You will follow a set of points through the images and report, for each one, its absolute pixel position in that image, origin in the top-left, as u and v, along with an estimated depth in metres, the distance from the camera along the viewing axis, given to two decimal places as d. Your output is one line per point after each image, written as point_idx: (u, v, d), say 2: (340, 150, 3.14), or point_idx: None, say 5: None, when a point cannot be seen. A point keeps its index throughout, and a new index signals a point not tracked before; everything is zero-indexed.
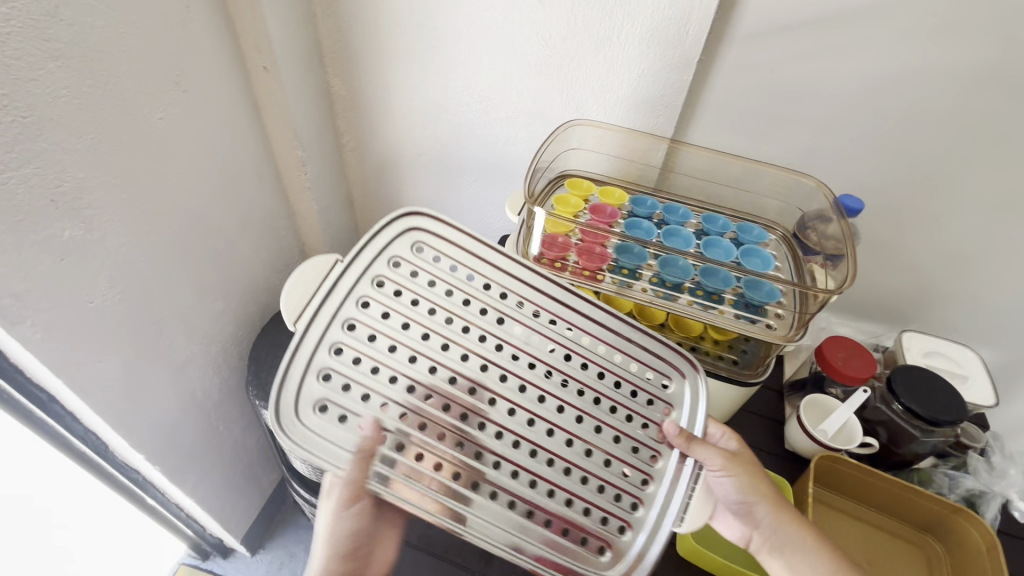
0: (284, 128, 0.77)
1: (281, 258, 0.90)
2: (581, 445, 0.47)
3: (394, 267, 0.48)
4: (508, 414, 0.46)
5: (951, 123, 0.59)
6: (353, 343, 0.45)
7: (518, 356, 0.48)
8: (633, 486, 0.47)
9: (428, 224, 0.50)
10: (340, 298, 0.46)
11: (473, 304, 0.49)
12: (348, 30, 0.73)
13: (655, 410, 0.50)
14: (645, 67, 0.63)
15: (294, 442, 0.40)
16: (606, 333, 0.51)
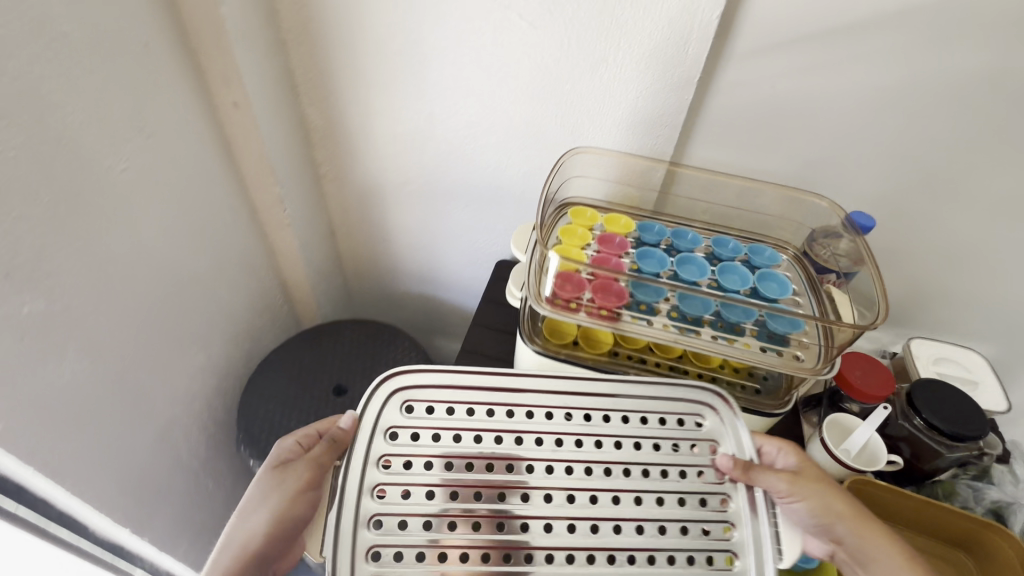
0: (261, 164, 0.72)
1: (262, 299, 0.84)
2: (652, 525, 0.44)
3: (393, 439, 0.46)
4: (570, 531, 0.43)
5: (951, 131, 0.59)
6: (388, 519, 0.42)
7: (551, 466, 0.45)
8: (719, 541, 0.43)
9: (409, 381, 0.48)
10: (353, 489, 0.43)
11: (485, 437, 0.46)
12: (323, 58, 0.69)
13: (701, 453, 0.47)
14: (643, 88, 0.60)
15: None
16: (622, 403, 0.49)
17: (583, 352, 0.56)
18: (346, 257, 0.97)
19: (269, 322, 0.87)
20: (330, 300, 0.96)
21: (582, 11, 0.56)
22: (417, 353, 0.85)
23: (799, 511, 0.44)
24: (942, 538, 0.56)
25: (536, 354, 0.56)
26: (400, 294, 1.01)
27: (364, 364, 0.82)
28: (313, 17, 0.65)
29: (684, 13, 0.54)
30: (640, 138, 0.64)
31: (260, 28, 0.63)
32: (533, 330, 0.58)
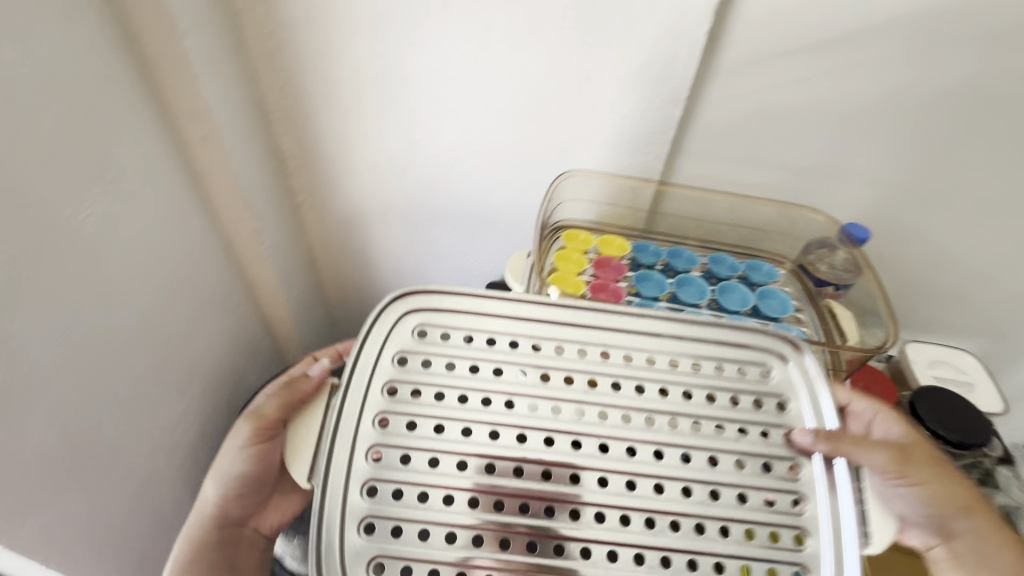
0: (234, 198, 0.68)
1: (242, 336, 0.81)
2: (700, 492, 0.39)
3: (402, 365, 0.42)
4: (602, 488, 0.38)
5: (935, 137, 0.60)
6: (382, 487, 0.38)
7: (583, 408, 0.41)
8: (789, 517, 0.39)
9: (424, 301, 0.44)
10: (352, 414, 0.40)
11: (506, 372, 0.42)
12: (295, 85, 0.66)
13: (768, 411, 0.43)
14: (631, 106, 0.59)
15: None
16: (662, 342, 0.44)
17: None
18: (328, 285, 0.93)
19: (250, 358, 0.84)
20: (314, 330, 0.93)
21: (566, 31, 0.54)
22: None
23: (902, 496, 0.40)
24: None
25: None
26: None
27: None
28: (284, 44, 0.62)
29: (670, 31, 0.52)
30: (629, 156, 0.63)
31: (228, 58, 0.60)
32: None
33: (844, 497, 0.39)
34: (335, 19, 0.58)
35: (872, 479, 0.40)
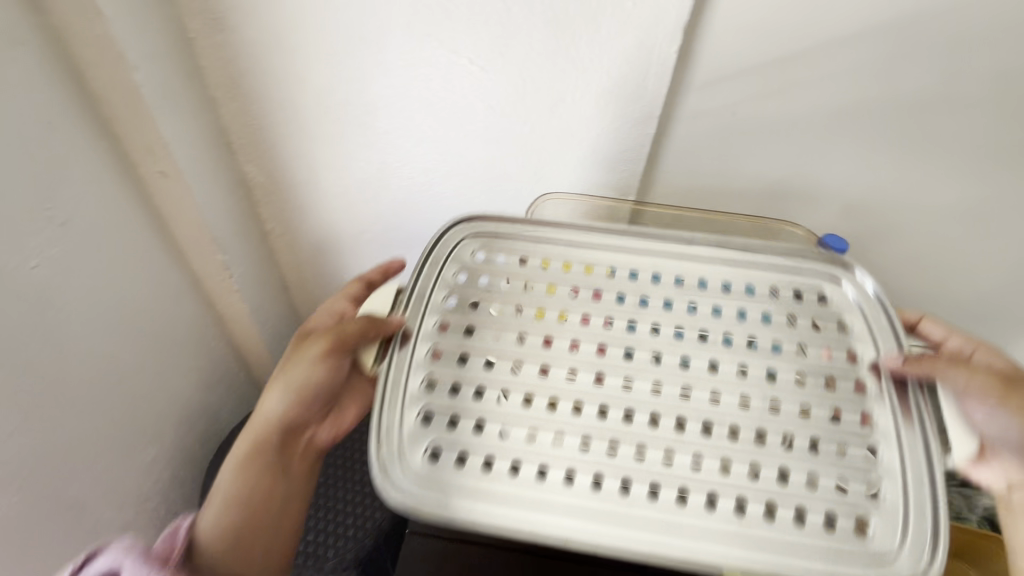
0: (198, 233, 0.65)
1: (215, 372, 0.78)
2: (757, 401, 0.41)
3: (456, 279, 0.50)
4: (654, 395, 0.42)
5: (904, 145, 0.60)
6: (440, 381, 0.44)
7: (637, 321, 0.45)
8: (868, 434, 0.41)
9: (484, 223, 0.52)
10: (417, 312, 0.47)
11: (558, 288, 0.48)
12: (258, 112, 0.63)
13: (829, 326, 0.46)
14: (604, 124, 0.58)
15: (415, 496, 0.39)
16: (722, 265, 0.49)
17: None
18: (303, 312, 0.91)
19: (224, 394, 0.81)
20: None
21: (535, 51, 0.53)
22: None
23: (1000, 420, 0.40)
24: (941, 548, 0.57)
25: None
26: None
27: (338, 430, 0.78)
28: (242, 71, 0.59)
29: (640, 49, 0.52)
30: (605, 173, 0.63)
31: (184, 88, 0.57)
32: None
33: (918, 412, 0.42)
34: (294, 43, 0.56)
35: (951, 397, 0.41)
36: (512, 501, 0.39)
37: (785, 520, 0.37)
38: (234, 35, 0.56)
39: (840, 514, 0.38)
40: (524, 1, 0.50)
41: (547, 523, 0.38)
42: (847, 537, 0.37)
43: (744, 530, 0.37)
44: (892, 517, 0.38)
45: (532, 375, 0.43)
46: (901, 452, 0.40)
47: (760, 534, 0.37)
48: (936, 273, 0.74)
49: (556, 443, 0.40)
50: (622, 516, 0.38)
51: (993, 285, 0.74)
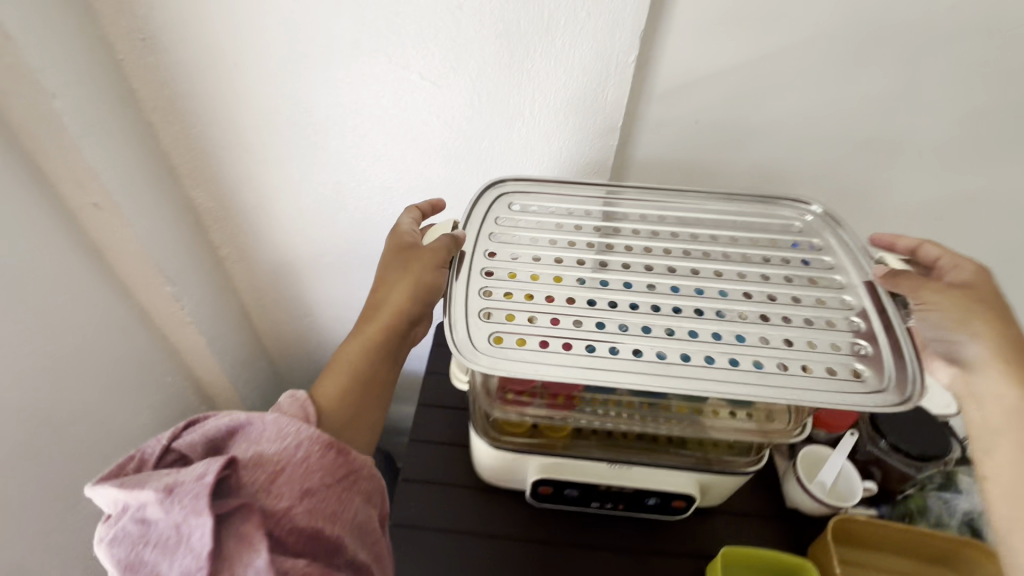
0: (141, 265, 0.61)
1: (171, 409, 0.73)
2: (760, 294, 0.45)
3: (500, 223, 0.51)
4: (675, 293, 0.45)
5: (868, 147, 0.59)
6: (495, 289, 0.45)
7: (651, 248, 0.49)
8: (842, 308, 0.44)
9: (511, 187, 0.54)
10: (469, 241, 0.49)
11: (584, 226, 0.51)
12: (200, 135, 0.59)
13: (816, 243, 0.50)
14: (565, 137, 0.56)
15: (487, 364, 0.40)
16: (718, 213, 0.52)
17: (542, 440, 0.52)
18: (267, 338, 0.87)
19: None
20: (257, 388, 0.86)
21: (489, 65, 0.51)
22: None
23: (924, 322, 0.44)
24: (922, 557, 0.56)
25: (496, 450, 0.52)
26: None
27: None
28: (180, 93, 0.56)
29: (598, 60, 0.49)
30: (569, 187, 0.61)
31: (115, 114, 0.53)
32: (486, 423, 0.52)
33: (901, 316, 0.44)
34: (233, 62, 0.53)
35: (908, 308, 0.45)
36: (572, 368, 0.40)
37: (796, 372, 0.40)
38: (167, 55, 0.53)
39: (841, 365, 0.41)
40: (474, 13, 0.47)
41: (599, 375, 0.40)
42: (848, 380, 0.40)
43: (769, 378, 0.40)
44: (887, 362, 0.41)
45: (570, 283, 0.45)
46: (883, 318, 0.43)
47: (780, 379, 0.39)
48: None
49: (599, 327, 0.43)
50: (665, 372, 0.40)
51: None
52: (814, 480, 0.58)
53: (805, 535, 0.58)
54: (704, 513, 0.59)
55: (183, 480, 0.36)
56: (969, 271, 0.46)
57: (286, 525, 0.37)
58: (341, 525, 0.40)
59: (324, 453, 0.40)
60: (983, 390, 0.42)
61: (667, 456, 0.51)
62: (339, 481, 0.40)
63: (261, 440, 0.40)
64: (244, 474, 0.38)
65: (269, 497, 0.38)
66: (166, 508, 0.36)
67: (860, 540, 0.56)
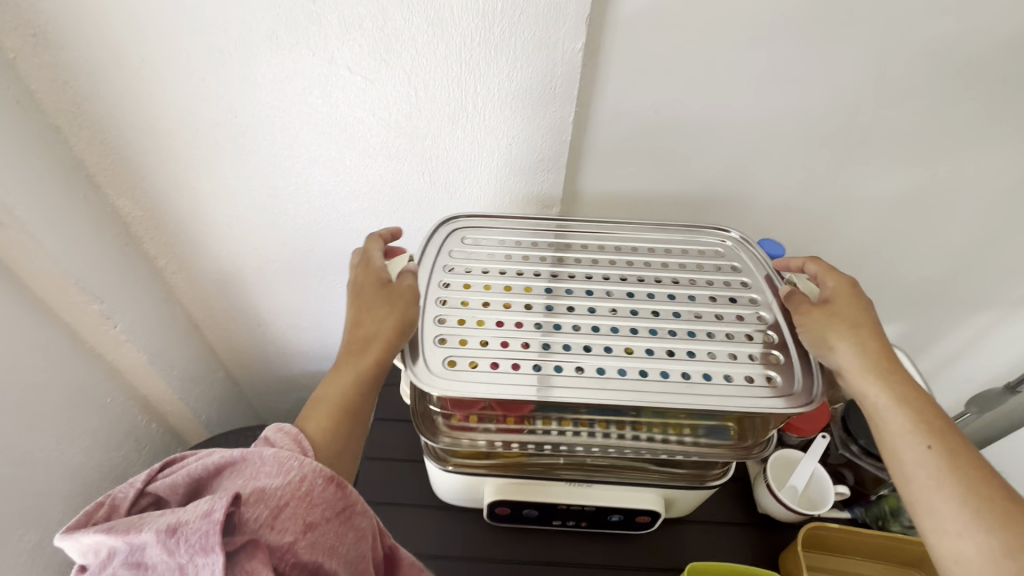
0: (61, 283, 0.56)
1: (115, 431, 0.69)
2: (687, 312, 0.45)
3: (453, 254, 0.49)
4: (614, 313, 0.44)
5: (837, 135, 0.56)
6: (449, 315, 0.43)
7: (590, 274, 0.48)
8: (755, 323, 0.44)
9: (465, 224, 0.52)
10: (426, 274, 0.47)
11: (531, 257, 0.49)
12: (117, 140, 0.54)
13: (740, 267, 0.50)
14: (514, 134, 0.52)
15: (442, 386, 0.38)
16: (651, 240, 0.52)
17: (501, 462, 0.48)
18: (222, 350, 0.82)
19: (132, 454, 0.72)
20: (214, 403, 0.82)
21: (422, 58, 0.46)
22: None
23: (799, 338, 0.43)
24: (895, 560, 0.54)
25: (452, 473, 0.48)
26: (296, 377, 0.88)
27: None
28: (86, 95, 0.50)
29: (543, 50, 0.45)
30: (523, 184, 0.57)
31: (9, 121, 0.48)
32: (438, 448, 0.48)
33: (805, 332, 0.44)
34: (141, 60, 0.48)
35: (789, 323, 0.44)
36: (519, 386, 0.38)
37: (721, 380, 0.40)
38: (64, 54, 0.47)
39: (757, 374, 0.41)
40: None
41: (547, 393, 0.38)
42: (766, 387, 0.40)
43: (697, 388, 0.39)
44: (798, 368, 0.41)
45: (519, 308, 0.44)
46: (792, 329, 0.44)
47: (708, 390, 0.39)
48: (883, 263, 0.71)
49: (546, 346, 0.41)
50: (604, 386, 0.39)
51: (937, 272, 0.72)
52: (785, 486, 0.55)
53: (778, 542, 0.56)
54: (673, 524, 0.56)
55: (186, 518, 0.31)
56: (831, 285, 0.45)
57: (291, 560, 0.33)
58: (340, 561, 0.35)
59: (327, 486, 0.36)
60: (858, 395, 0.42)
61: (638, 473, 0.48)
62: (340, 515, 0.36)
63: (258, 475, 0.35)
64: (245, 510, 0.33)
65: (273, 533, 0.33)
66: (167, 549, 0.31)
67: (833, 547, 0.54)
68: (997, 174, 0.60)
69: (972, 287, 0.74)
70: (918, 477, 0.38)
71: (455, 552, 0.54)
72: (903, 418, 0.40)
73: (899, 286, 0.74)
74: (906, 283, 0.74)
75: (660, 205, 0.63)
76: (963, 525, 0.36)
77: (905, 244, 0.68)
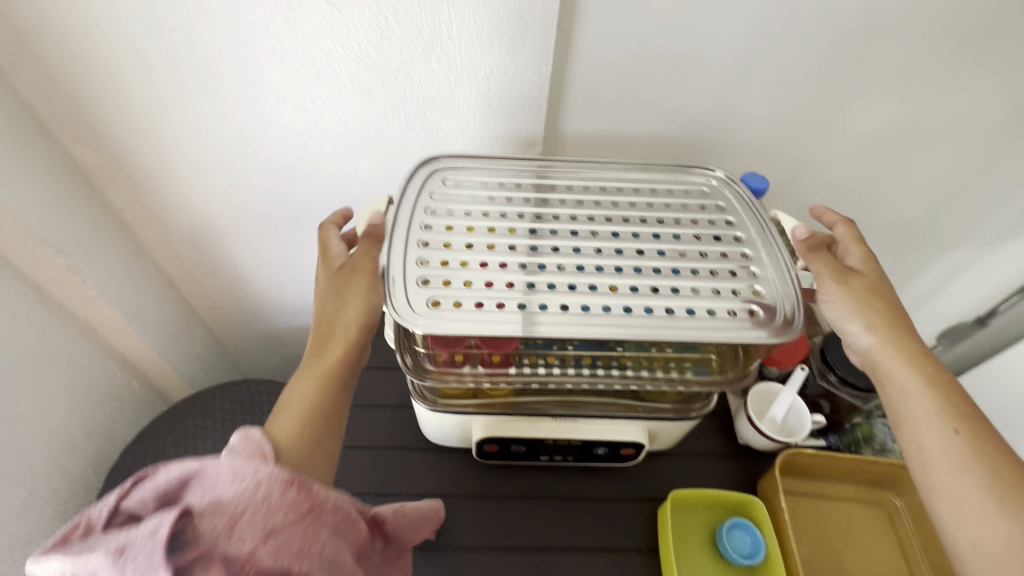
0: (21, 236, 0.54)
1: (96, 389, 0.68)
2: (672, 251, 0.44)
3: (434, 197, 0.47)
4: (599, 253, 0.43)
5: (822, 67, 0.55)
6: (432, 257, 0.42)
7: (574, 215, 0.47)
8: (739, 259, 0.44)
9: (445, 163, 0.51)
10: (406, 218, 0.45)
11: (515, 198, 0.48)
12: (66, 81, 0.50)
13: (726, 206, 0.49)
14: (493, 66, 0.50)
15: (426, 326, 0.38)
16: (636, 180, 0.51)
17: (487, 401, 0.48)
18: (201, 307, 0.80)
19: (116, 413, 0.71)
20: (197, 361, 0.81)
21: None
22: None
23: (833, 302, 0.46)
24: (870, 482, 0.57)
25: (434, 412, 0.49)
26: (280, 333, 0.86)
27: None
28: (25, 28, 0.46)
29: None
30: (504, 121, 0.54)
31: None
32: (423, 387, 0.49)
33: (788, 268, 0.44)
34: None
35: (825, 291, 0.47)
36: (501, 324, 0.38)
37: (704, 315, 0.40)
38: None
39: (739, 308, 0.41)
40: None
41: (531, 330, 0.38)
42: (748, 320, 0.40)
43: (679, 323, 0.39)
44: (778, 301, 0.41)
45: (503, 249, 0.43)
46: (776, 264, 0.44)
47: (690, 324, 0.39)
48: (865, 200, 0.71)
49: (531, 287, 0.41)
50: (589, 323, 0.39)
51: (917, 209, 0.72)
52: (764, 417, 0.58)
53: (754, 470, 0.58)
54: (655, 457, 0.58)
55: (135, 536, 0.32)
56: (857, 255, 0.48)
57: (253, 568, 0.32)
58: (312, 562, 0.34)
59: (286, 489, 0.35)
60: (882, 373, 0.45)
61: (621, 409, 0.49)
62: (305, 516, 0.35)
63: (214, 485, 0.34)
64: (201, 523, 0.32)
65: (231, 543, 0.32)
66: (118, 570, 0.31)
67: (808, 471, 0.57)
68: (978, 103, 0.60)
69: (950, 222, 0.75)
70: (942, 464, 0.40)
71: (442, 490, 0.55)
72: (931, 402, 0.42)
73: (878, 225, 0.75)
74: (885, 223, 0.75)
75: (645, 143, 0.62)
76: (991, 509, 0.38)
77: (886, 182, 0.69)
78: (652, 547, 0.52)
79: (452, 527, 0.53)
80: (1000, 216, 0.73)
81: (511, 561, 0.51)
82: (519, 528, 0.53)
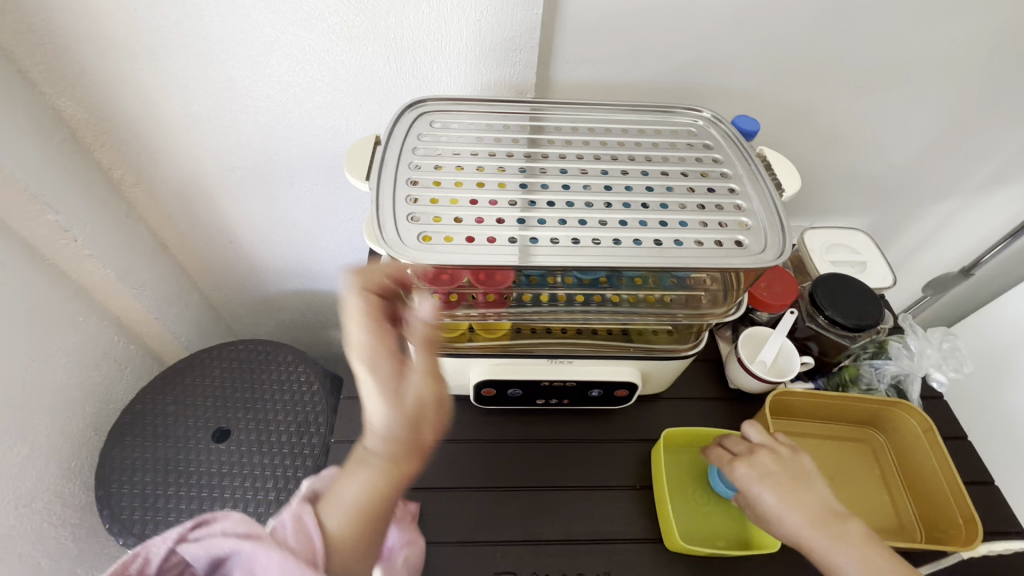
0: (7, 190, 0.53)
1: (91, 351, 0.68)
2: (659, 187, 0.45)
3: (422, 140, 0.47)
4: (587, 190, 0.44)
5: (814, 11, 0.55)
6: (421, 196, 0.42)
7: (563, 155, 0.47)
8: (726, 194, 0.45)
9: (434, 106, 0.50)
10: (395, 158, 0.45)
11: (504, 139, 0.48)
12: (43, 29, 0.49)
13: (713, 145, 0.50)
14: (482, 8, 0.49)
15: (418, 257, 0.38)
16: (624, 122, 0.51)
17: (484, 343, 0.49)
18: (194, 271, 0.80)
19: (113, 374, 0.72)
20: (193, 323, 0.81)
21: None
22: (308, 365, 0.74)
23: (786, 511, 0.45)
24: (856, 420, 0.59)
25: None
26: (275, 297, 0.87)
27: (245, 393, 0.71)
28: None
29: None
30: (494, 66, 0.54)
31: None
32: None
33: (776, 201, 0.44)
34: None
35: (771, 495, 0.46)
36: (493, 255, 0.39)
37: (692, 245, 0.41)
38: None
39: (726, 239, 0.41)
40: None
41: (526, 261, 0.39)
42: (735, 250, 0.41)
43: (668, 253, 0.40)
44: (763, 230, 0.42)
45: (493, 187, 0.43)
46: (762, 198, 0.44)
47: (678, 253, 0.40)
48: (854, 152, 0.72)
49: (522, 222, 0.41)
50: (579, 254, 0.39)
51: (906, 159, 0.73)
52: (755, 360, 0.58)
53: (745, 411, 0.60)
54: (649, 401, 0.60)
55: None
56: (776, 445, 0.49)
57: None
58: None
59: None
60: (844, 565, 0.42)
61: (614, 348, 0.50)
62: None
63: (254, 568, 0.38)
64: None
65: None
66: None
67: (796, 410, 0.58)
68: (971, 49, 0.60)
69: (938, 174, 0.75)
70: None
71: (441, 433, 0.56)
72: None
73: (868, 177, 0.76)
74: (875, 175, 0.75)
75: (638, 92, 0.61)
76: None
77: (876, 131, 0.69)
78: (646, 485, 0.54)
79: (451, 468, 0.54)
80: (988, 166, 0.74)
81: (510, 500, 0.52)
82: (517, 470, 0.54)
